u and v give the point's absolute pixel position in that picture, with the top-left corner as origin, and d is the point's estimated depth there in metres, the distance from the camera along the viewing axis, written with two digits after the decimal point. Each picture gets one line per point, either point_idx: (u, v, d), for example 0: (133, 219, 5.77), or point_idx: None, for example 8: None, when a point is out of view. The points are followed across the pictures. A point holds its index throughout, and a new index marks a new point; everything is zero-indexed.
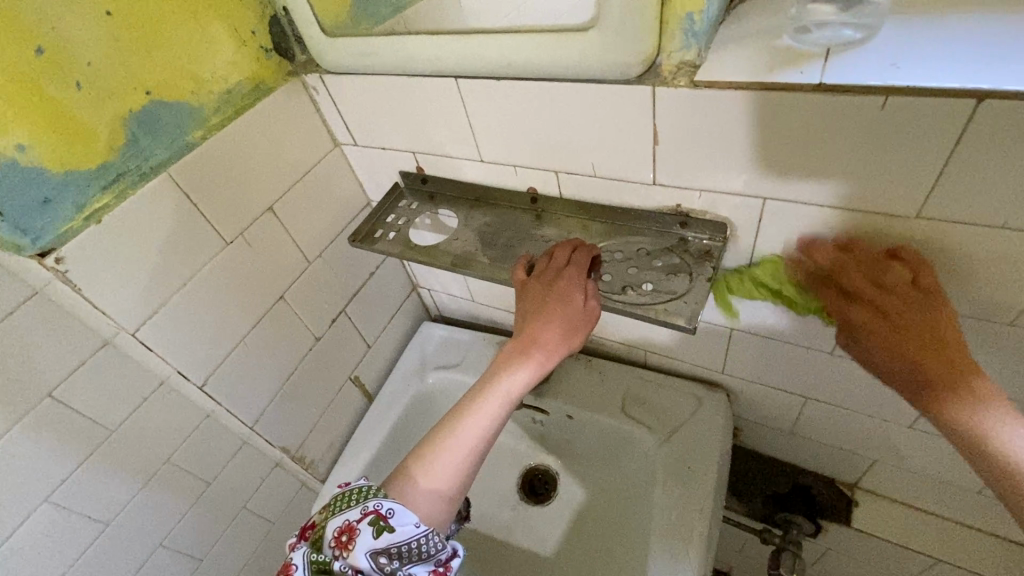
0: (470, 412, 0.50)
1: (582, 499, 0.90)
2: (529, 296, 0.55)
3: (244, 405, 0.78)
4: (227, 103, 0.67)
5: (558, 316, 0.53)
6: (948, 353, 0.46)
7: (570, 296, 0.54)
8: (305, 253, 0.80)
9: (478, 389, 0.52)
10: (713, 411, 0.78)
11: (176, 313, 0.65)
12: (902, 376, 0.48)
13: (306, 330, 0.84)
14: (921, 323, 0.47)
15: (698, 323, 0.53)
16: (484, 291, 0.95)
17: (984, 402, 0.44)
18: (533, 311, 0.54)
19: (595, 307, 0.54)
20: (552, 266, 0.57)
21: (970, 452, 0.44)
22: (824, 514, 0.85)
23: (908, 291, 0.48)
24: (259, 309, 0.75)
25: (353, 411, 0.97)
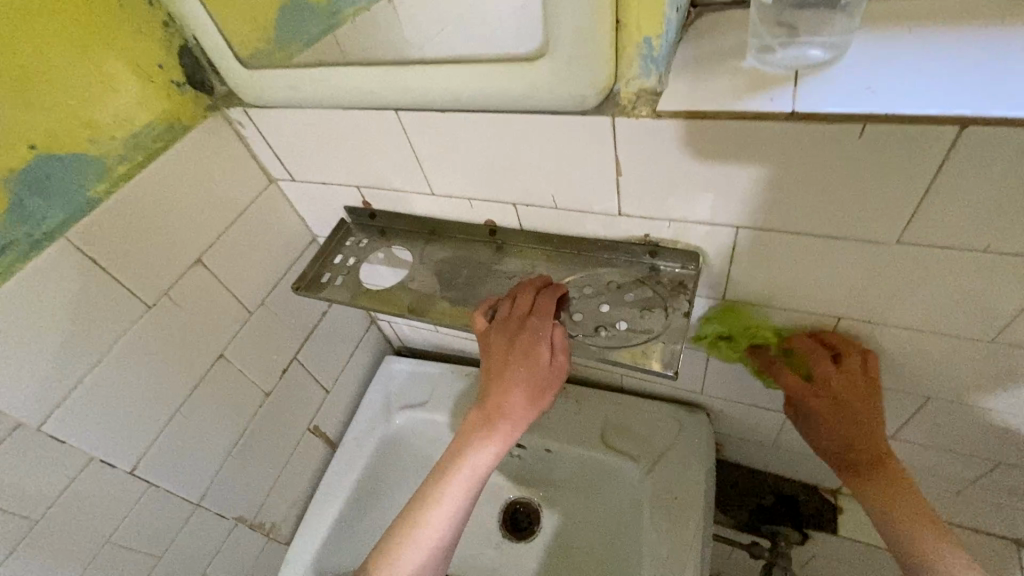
0: (440, 486, 0.50)
1: (567, 533, 0.86)
2: (491, 350, 0.52)
3: (189, 480, 0.69)
4: (135, 148, 0.58)
5: (522, 375, 0.50)
6: (878, 443, 0.55)
7: (535, 351, 0.50)
8: (245, 303, 0.73)
9: (448, 459, 0.51)
10: (694, 434, 0.75)
11: (91, 392, 0.57)
12: (830, 450, 0.57)
13: (254, 385, 0.76)
14: (864, 419, 0.55)
15: (676, 368, 0.49)
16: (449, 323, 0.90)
17: (897, 484, 0.53)
18: (496, 369, 0.51)
19: (562, 358, 0.51)
20: (515, 315, 0.53)
21: (885, 525, 0.53)
22: (811, 522, 0.83)
23: (859, 381, 0.55)
24: (197, 372, 0.68)
25: (316, 462, 0.90)
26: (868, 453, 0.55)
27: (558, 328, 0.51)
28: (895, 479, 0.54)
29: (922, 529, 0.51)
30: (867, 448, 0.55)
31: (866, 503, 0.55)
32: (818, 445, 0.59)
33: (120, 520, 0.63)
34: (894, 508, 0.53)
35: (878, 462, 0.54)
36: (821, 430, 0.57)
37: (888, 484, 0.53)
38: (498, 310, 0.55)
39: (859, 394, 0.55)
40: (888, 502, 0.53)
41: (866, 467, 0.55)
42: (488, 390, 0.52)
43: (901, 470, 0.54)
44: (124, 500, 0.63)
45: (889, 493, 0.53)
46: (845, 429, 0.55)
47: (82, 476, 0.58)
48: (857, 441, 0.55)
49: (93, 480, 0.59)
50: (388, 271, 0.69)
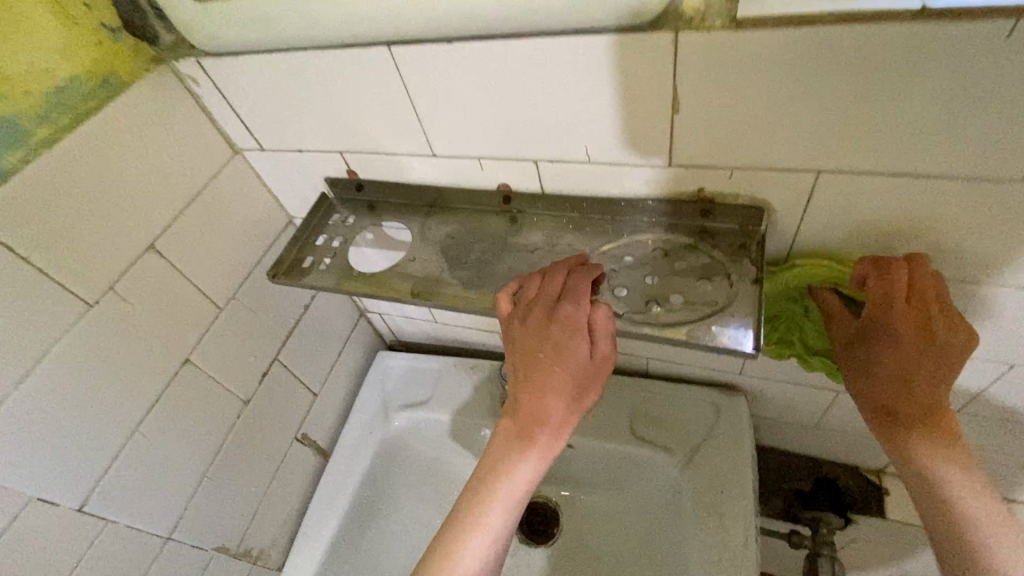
0: (475, 511, 0.43)
1: (595, 535, 0.78)
2: (519, 343, 0.43)
3: (157, 512, 0.58)
4: (59, 107, 0.47)
5: (560, 370, 0.42)
6: (938, 392, 0.43)
7: (574, 342, 0.42)
8: (213, 297, 0.61)
9: (482, 476, 0.44)
10: (734, 420, 0.68)
11: (18, 415, 0.45)
12: (879, 393, 0.44)
13: (229, 393, 0.65)
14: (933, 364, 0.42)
15: (758, 344, 0.40)
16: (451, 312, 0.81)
17: (948, 444, 0.43)
18: (528, 366, 0.42)
19: (607, 345, 0.42)
20: (544, 297, 0.43)
21: (918, 485, 0.43)
22: (855, 507, 0.77)
23: (936, 310, 0.41)
24: (158, 383, 0.56)
25: (307, 476, 0.79)
26: (921, 402, 0.43)
27: (599, 309, 0.42)
28: (946, 436, 0.43)
29: (960, 486, 0.42)
30: (928, 392, 0.43)
31: (898, 458, 0.44)
32: (860, 387, 0.46)
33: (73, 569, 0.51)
34: (938, 471, 0.42)
35: (932, 415, 0.43)
36: (874, 367, 0.44)
37: (938, 442, 0.43)
38: (521, 290, 0.45)
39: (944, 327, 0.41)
40: (931, 454, 0.43)
41: (915, 420, 0.43)
42: (521, 391, 0.43)
43: (955, 428, 0.43)
44: (74, 545, 0.51)
45: (936, 451, 0.43)
46: (909, 367, 0.42)
47: (12, 525, 0.46)
48: (917, 383, 0.43)
49: (34, 524, 0.48)
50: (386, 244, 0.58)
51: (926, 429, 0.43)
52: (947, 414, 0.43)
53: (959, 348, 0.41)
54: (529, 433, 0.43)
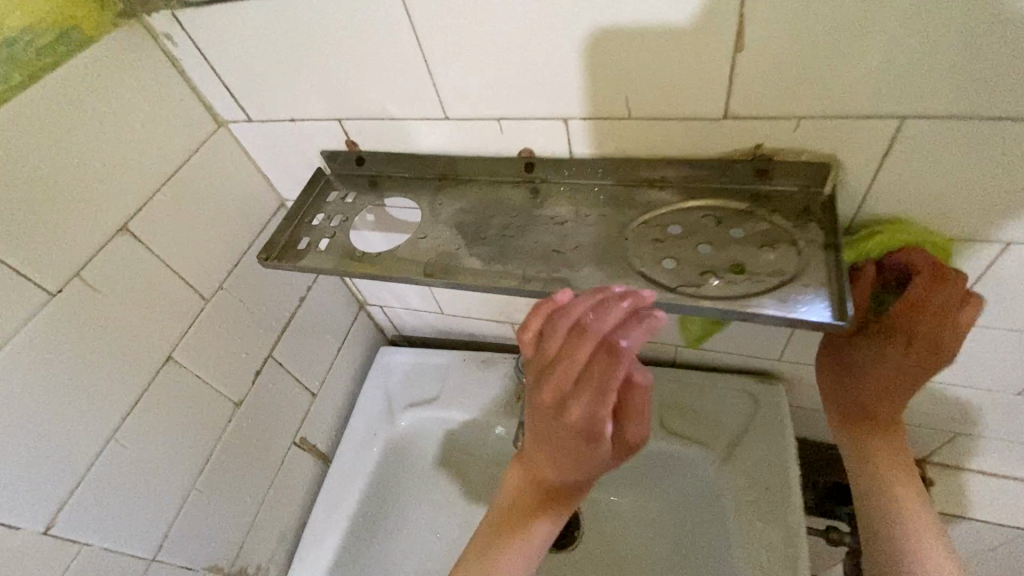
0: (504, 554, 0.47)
1: (625, 540, 0.71)
2: (544, 420, 0.40)
3: (142, 532, 0.51)
4: (9, 62, 0.39)
5: (585, 455, 0.41)
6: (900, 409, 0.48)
7: (599, 424, 0.38)
8: (198, 286, 0.55)
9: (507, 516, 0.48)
10: (775, 411, 0.62)
11: None
12: (854, 398, 0.49)
13: (219, 394, 0.58)
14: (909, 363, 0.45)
15: (846, 314, 0.34)
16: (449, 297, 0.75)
17: (893, 451, 0.50)
18: (550, 443, 0.41)
19: (638, 428, 0.42)
20: (575, 360, 0.37)
21: (862, 481, 0.50)
22: None
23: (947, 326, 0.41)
24: (138, 384, 0.49)
25: (307, 485, 0.72)
26: (885, 414, 0.49)
27: (634, 396, 0.40)
28: (892, 443, 0.50)
29: (908, 494, 0.48)
30: (896, 405, 0.48)
31: (850, 454, 0.51)
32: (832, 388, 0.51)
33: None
34: (882, 473, 0.49)
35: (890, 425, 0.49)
36: (859, 373, 0.47)
37: (887, 447, 0.50)
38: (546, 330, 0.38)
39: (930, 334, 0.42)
40: (886, 459, 0.50)
41: (874, 426, 0.50)
42: (545, 456, 0.44)
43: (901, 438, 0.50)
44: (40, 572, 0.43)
45: (885, 455, 0.50)
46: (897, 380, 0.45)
47: None
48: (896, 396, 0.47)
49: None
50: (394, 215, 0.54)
51: (878, 435, 0.50)
52: (898, 426, 0.50)
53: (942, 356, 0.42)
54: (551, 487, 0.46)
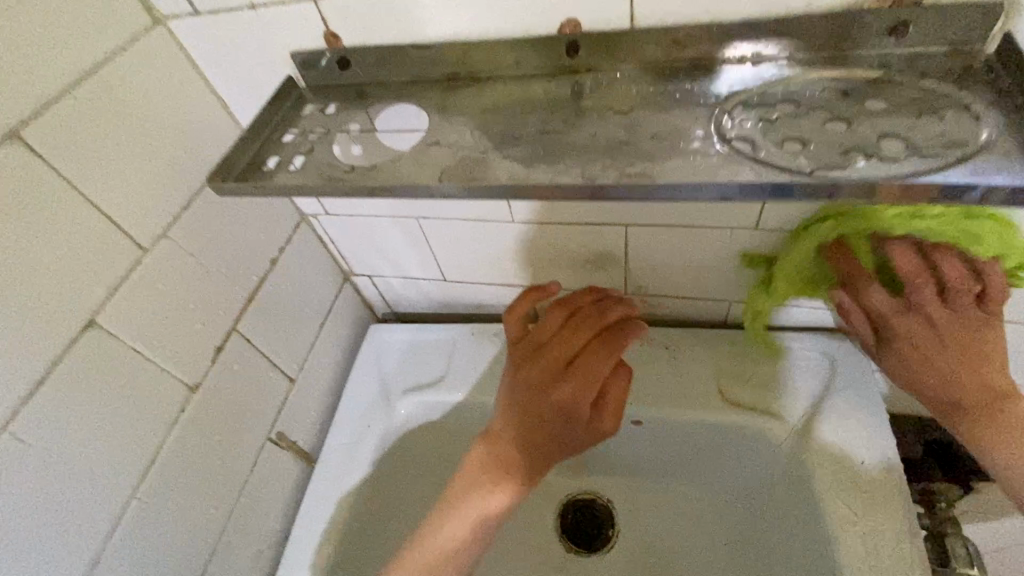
0: (451, 525, 0.47)
1: (670, 533, 0.63)
2: (538, 391, 0.46)
3: (62, 562, 0.37)
4: None
5: (561, 429, 0.45)
6: (994, 376, 0.42)
7: (581, 399, 0.45)
8: (133, 231, 0.41)
9: (462, 495, 0.47)
10: (854, 373, 0.52)
11: None
12: (944, 392, 0.43)
13: (169, 376, 0.45)
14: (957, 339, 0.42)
15: None
16: (442, 211, 0.56)
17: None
18: (537, 415, 0.46)
19: (612, 415, 0.45)
20: (576, 346, 0.47)
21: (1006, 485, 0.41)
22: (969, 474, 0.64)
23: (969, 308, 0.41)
24: (47, 360, 0.36)
25: (289, 490, 0.59)
26: (982, 391, 0.42)
27: (618, 381, 0.46)
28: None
29: None
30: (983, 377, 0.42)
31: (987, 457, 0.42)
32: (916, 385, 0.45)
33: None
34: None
35: (1001, 404, 0.41)
36: (926, 364, 0.43)
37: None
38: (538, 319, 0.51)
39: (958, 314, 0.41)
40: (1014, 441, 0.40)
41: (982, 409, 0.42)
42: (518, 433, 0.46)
43: None
44: None
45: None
46: (957, 353, 0.42)
47: None
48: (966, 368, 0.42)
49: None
50: (404, 137, 0.40)
51: (996, 418, 0.41)
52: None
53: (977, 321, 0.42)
54: (514, 469, 0.47)
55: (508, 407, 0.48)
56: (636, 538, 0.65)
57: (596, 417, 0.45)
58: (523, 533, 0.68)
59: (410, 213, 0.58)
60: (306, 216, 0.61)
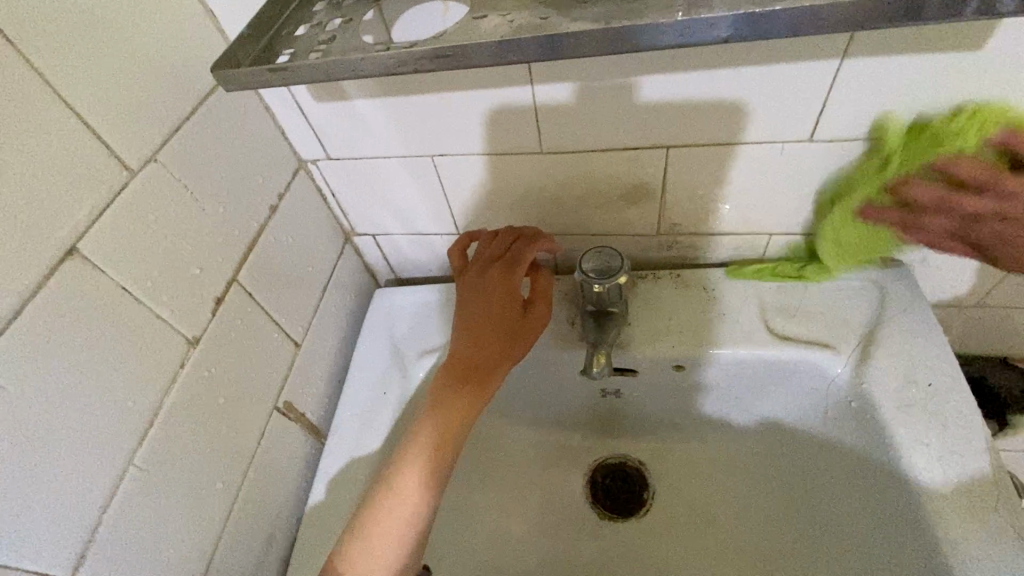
0: (414, 467, 0.45)
1: (712, 487, 0.60)
2: (481, 288, 0.51)
3: (50, 531, 0.31)
4: None
5: (502, 318, 0.50)
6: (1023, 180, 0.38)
7: (513, 292, 0.51)
8: (119, 148, 0.35)
9: (413, 436, 0.47)
10: (908, 300, 0.51)
11: None
12: None
13: (168, 324, 0.38)
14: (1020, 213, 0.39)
15: None
16: (443, 108, 0.48)
17: None
18: (476, 312, 0.51)
19: (543, 303, 0.52)
20: (507, 252, 0.52)
21: None
22: (1000, 408, 0.64)
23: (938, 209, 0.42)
24: (20, 288, 0.29)
25: (298, 467, 0.53)
26: None
27: (543, 276, 0.53)
28: None
29: None
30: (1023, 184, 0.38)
31: None
32: None
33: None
34: None
35: None
36: None
37: None
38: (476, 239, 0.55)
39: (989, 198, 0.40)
40: None
41: None
42: (464, 342, 0.50)
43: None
44: None
45: None
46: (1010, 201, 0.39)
47: None
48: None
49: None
50: (420, 28, 0.37)
51: None
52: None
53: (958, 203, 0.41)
54: (463, 381, 0.49)
55: (461, 318, 0.51)
56: (676, 498, 0.61)
57: (529, 309, 0.52)
58: (553, 503, 0.63)
59: (398, 110, 0.48)
60: (305, 164, 0.55)
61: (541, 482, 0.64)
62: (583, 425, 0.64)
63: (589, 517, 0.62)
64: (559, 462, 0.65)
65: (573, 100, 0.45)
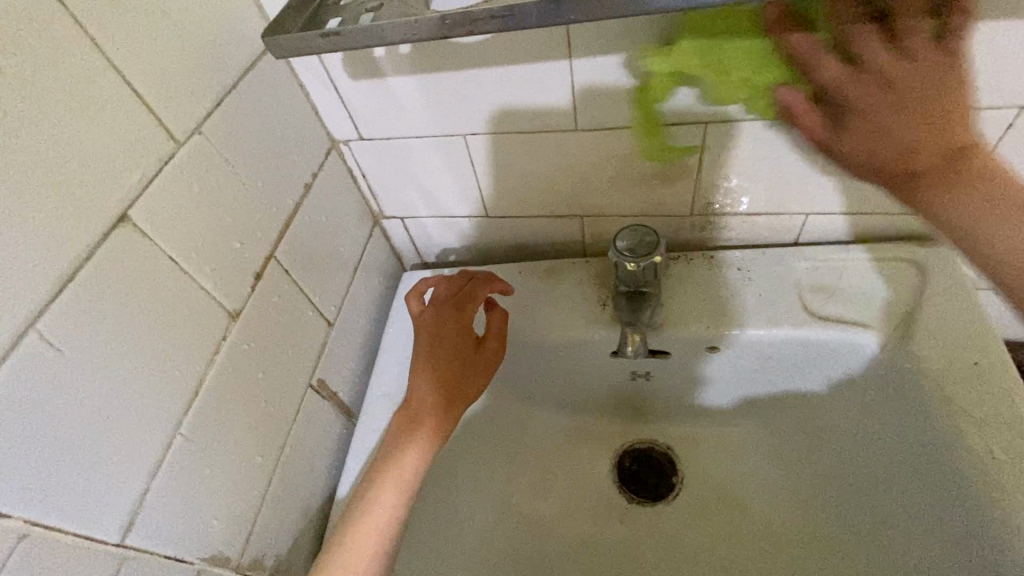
0: (392, 479, 0.44)
1: (743, 471, 0.60)
2: (435, 330, 0.52)
3: (102, 497, 0.31)
4: None
5: (456, 354, 0.51)
6: (955, 138, 0.33)
7: (465, 333, 0.52)
8: (165, 119, 0.35)
9: (380, 467, 0.45)
10: (952, 278, 0.50)
11: None
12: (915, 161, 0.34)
13: (211, 296, 0.38)
14: (896, 117, 0.33)
15: None
16: (479, 84, 0.47)
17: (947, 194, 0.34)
18: (433, 347, 0.51)
19: (495, 340, 0.53)
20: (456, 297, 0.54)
21: (970, 176, 0.34)
22: None
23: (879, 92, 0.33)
24: (75, 255, 0.30)
25: (331, 445, 0.53)
26: (935, 153, 0.33)
27: (496, 313, 0.53)
28: (975, 168, 0.33)
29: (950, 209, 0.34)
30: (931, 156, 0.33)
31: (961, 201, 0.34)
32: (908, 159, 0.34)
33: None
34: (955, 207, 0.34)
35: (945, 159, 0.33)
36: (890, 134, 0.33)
37: (978, 171, 0.34)
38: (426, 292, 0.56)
39: (848, 91, 0.34)
40: (942, 197, 0.34)
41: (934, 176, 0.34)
42: (422, 377, 0.50)
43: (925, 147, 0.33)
44: None
45: (969, 181, 0.34)
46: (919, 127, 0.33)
47: None
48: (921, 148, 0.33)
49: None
50: None
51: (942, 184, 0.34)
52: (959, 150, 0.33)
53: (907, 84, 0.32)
54: (423, 416, 0.48)
55: (417, 357, 0.51)
56: (706, 482, 0.60)
57: (481, 345, 0.53)
58: (582, 487, 0.62)
59: (432, 86, 0.48)
60: (336, 143, 0.55)
61: (569, 465, 0.63)
62: (611, 408, 0.63)
63: (617, 501, 0.61)
64: (587, 446, 0.64)
65: (609, 75, 0.45)
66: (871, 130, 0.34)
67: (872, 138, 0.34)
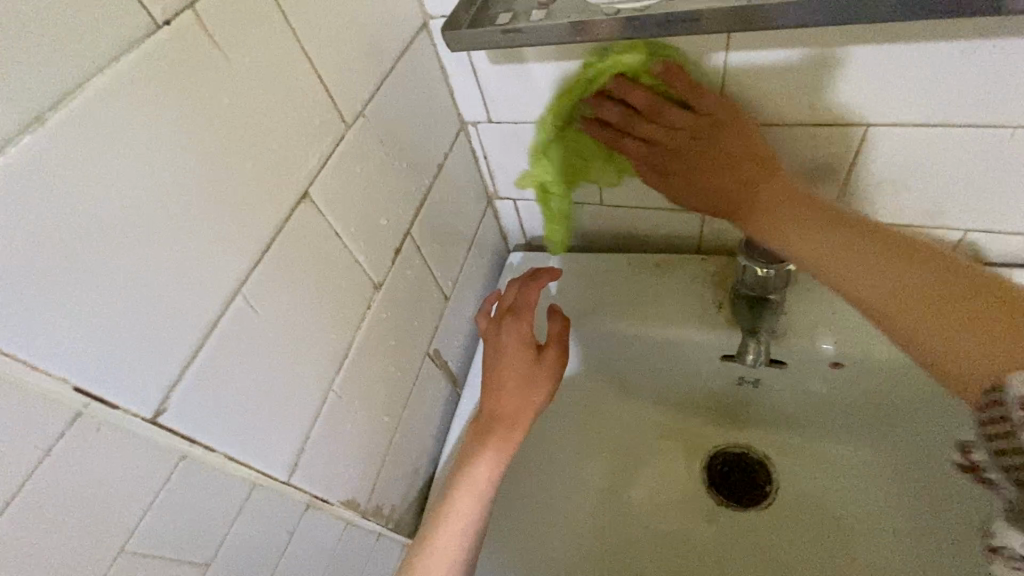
0: (466, 492, 0.47)
1: (846, 490, 0.58)
2: (498, 346, 0.53)
3: (276, 441, 0.36)
4: None
5: (520, 369, 0.51)
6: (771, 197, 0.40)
7: (524, 346, 0.52)
8: (339, 104, 0.37)
9: (455, 477, 0.48)
10: None
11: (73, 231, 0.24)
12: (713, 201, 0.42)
13: (362, 268, 0.42)
14: (697, 174, 0.42)
15: None
16: None
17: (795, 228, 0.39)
18: (496, 364, 0.52)
19: (556, 348, 0.53)
20: (514, 308, 0.54)
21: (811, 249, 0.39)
22: None
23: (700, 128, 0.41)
24: (270, 229, 0.33)
25: (440, 411, 0.57)
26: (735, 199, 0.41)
27: (556, 321, 0.54)
28: (843, 219, 0.38)
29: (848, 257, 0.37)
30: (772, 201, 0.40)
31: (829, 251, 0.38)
32: (811, 232, 0.39)
33: (140, 518, 0.29)
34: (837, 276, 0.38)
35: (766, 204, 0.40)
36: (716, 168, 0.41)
37: (824, 225, 0.39)
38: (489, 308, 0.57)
39: (665, 161, 0.43)
40: (807, 239, 0.39)
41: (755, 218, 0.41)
42: (491, 388, 0.51)
43: (773, 179, 0.40)
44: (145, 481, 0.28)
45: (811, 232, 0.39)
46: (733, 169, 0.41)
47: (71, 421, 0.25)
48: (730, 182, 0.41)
49: (59, 432, 0.25)
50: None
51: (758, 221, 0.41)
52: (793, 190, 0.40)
53: (733, 129, 0.41)
54: (491, 431, 0.49)
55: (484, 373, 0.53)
56: (803, 496, 0.59)
57: (542, 352, 0.53)
58: (670, 483, 0.63)
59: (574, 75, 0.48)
60: (465, 124, 0.56)
61: (658, 459, 0.64)
62: (708, 409, 0.63)
63: (705, 501, 0.61)
64: (676, 444, 0.64)
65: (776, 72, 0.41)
66: (699, 180, 0.42)
67: (700, 190, 0.43)
